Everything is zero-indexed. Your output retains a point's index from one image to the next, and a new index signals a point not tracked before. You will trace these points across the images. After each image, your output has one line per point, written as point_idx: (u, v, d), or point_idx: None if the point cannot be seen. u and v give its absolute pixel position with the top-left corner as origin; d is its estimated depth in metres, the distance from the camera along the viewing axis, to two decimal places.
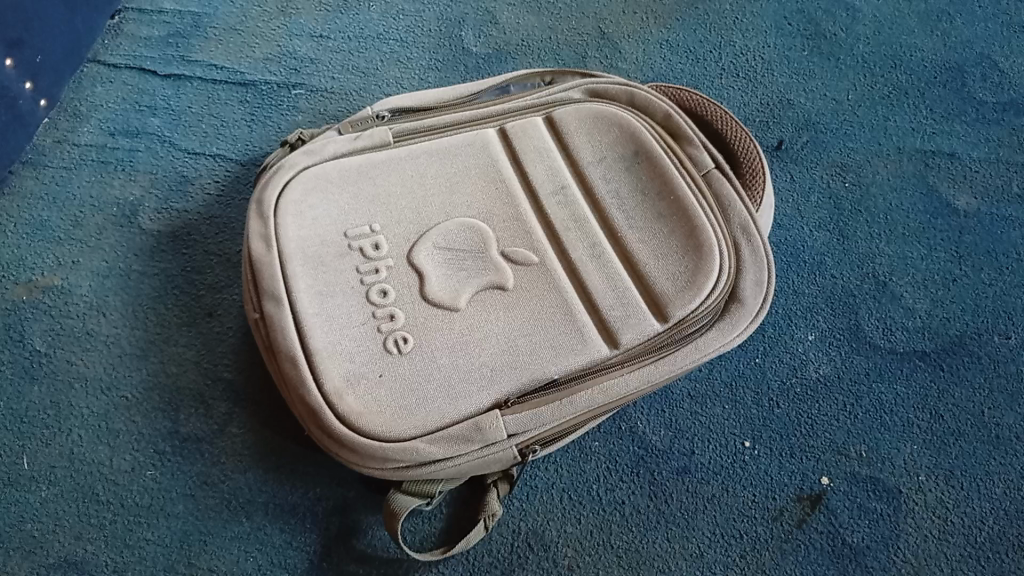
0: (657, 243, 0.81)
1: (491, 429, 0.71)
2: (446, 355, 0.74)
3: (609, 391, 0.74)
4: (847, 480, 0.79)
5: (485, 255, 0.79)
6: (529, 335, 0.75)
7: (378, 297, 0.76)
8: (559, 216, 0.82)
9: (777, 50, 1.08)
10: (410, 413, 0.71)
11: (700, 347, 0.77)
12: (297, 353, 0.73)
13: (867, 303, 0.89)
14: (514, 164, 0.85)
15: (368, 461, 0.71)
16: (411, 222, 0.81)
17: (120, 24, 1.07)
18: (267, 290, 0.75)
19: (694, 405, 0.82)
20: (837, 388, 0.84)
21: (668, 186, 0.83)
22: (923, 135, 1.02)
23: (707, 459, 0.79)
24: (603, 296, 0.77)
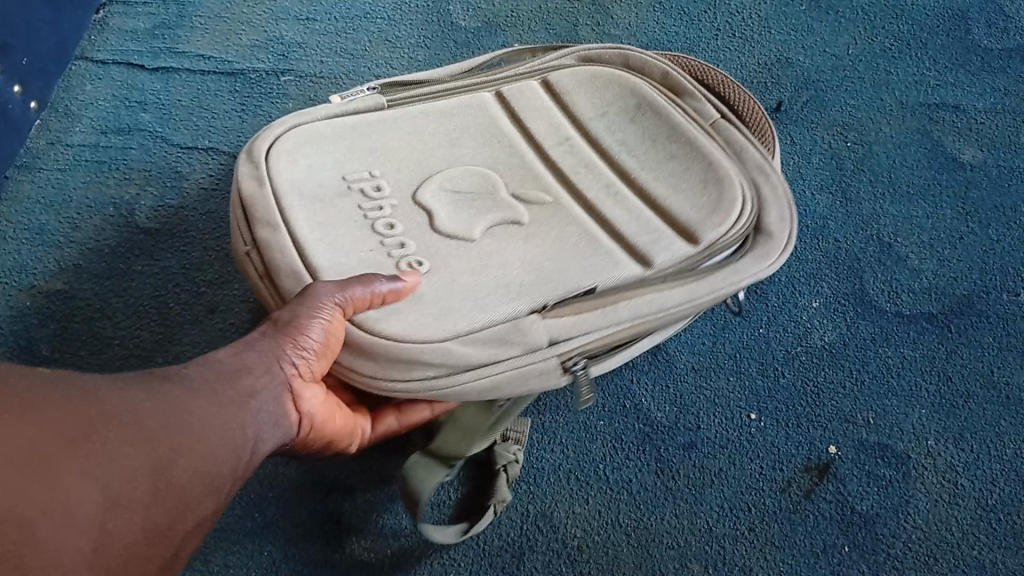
0: (673, 178, 0.76)
1: (535, 331, 0.64)
2: (467, 276, 0.67)
3: (650, 299, 0.67)
4: (855, 448, 0.79)
5: (495, 195, 0.74)
6: (553, 260, 0.69)
7: (384, 228, 0.70)
8: (568, 163, 0.77)
9: (772, 7, 1.07)
10: (439, 324, 0.64)
11: (735, 273, 0.70)
12: (300, 270, 0.65)
13: (872, 266, 0.88)
14: (512, 120, 0.81)
15: (389, 371, 0.62)
16: (411, 169, 0.75)
17: (105, 18, 1.07)
18: (261, 218, 0.68)
19: (697, 379, 0.82)
20: (843, 355, 0.83)
21: (677, 129, 0.80)
22: (927, 88, 0.99)
23: (712, 433, 0.79)
24: (627, 225, 0.72)
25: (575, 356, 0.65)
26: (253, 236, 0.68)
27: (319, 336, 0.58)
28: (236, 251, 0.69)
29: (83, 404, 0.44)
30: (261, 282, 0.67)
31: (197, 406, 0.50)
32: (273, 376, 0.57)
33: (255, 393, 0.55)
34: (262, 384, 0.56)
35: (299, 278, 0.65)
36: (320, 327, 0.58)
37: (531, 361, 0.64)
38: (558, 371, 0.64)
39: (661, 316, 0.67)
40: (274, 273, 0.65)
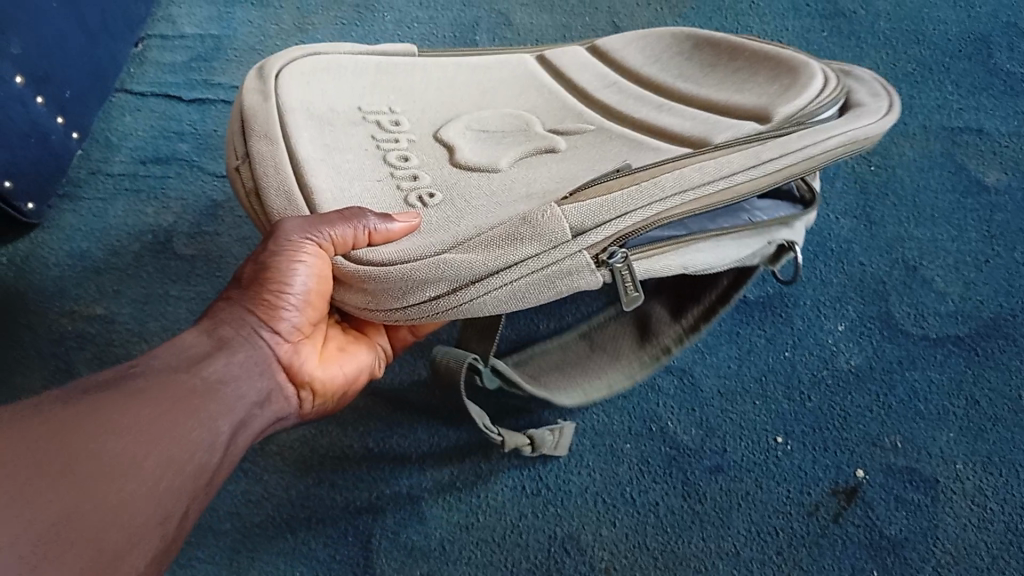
0: (745, 89, 0.73)
1: (547, 224, 0.55)
2: (486, 199, 0.62)
3: (721, 165, 0.60)
4: (883, 472, 0.79)
5: (528, 130, 0.71)
6: (591, 165, 0.64)
7: (397, 160, 0.66)
8: (617, 100, 0.75)
9: (795, 32, 1.08)
10: (431, 233, 0.58)
11: (823, 129, 0.64)
12: (296, 197, 0.61)
13: (897, 289, 0.88)
14: (556, 75, 0.80)
15: (385, 301, 0.57)
16: (436, 111, 0.73)
17: (143, 51, 1.11)
18: (257, 128, 0.66)
19: (723, 403, 0.82)
20: (870, 378, 0.83)
21: (747, 53, 0.77)
22: (950, 111, 1.00)
23: (739, 456, 0.79)
24: (681, 124, 0.70)
25: (611, 245, 0.57)
26: (248, 150, 0.65)
27: (299, 286, 0.58)
28: (230, 165, 0.67)
29: (6, 474, 0.44)
30: (252, 203, 0.63)
31: (146, 419, 0.50)
32: (251, 350, 0.58)
33: (218, 381, 0.55)
34: (232, 360, 0.57)
35: (293, 199, 0.60)
36: (300, 280, 0.57)
37: (557, 263, 0.56)
38: (591, 268, 0.57)
39: (737, 186, 0.61)
40: (264, 195, 0.61)
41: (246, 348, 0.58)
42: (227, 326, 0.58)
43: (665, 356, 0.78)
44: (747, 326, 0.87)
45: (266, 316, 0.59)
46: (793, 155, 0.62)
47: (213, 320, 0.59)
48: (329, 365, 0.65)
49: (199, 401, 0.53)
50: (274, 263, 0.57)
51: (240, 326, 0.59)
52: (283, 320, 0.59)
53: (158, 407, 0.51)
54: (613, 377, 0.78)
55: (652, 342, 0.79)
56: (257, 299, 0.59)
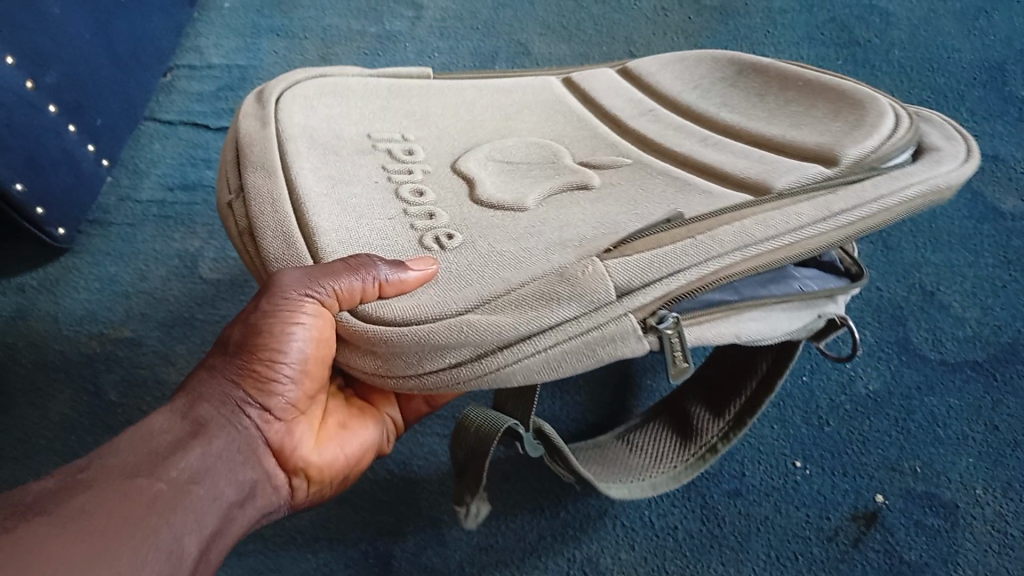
0: (805, 121, 0.69)
1: (585, 283, 0.51)
2: (509, 245, 0.56)
3: (790, 219, 0.55)
4: (902, 497, 0.78)
5: (556, 163, 0.67)
6: (631, 211, 0.60)
7: (411, 194, 0.62)
8: (654, 130, 0.71)
9: (810, 60, 1.10)
10: (453, 289, 0.53)
11: (898, 177, 0.60)
12: (300, 251, 0.56)
13: (915, 314, 0.89)
14: (585, 103, 0.78)
15: (396, 364, 0.51)
16: (453, 138, 0.71)
17: (172, 81, 1.14)
18: (254, 162, 0.63)
19: (741, 427, 0.83)
20: (888, 403, 0.84)
21: (805, 85, 0.73)
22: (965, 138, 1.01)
23: (758, 481, 0.80)
24: (734, 164, 0.64)
25: (659, 308, 0.52)
26: (242, 183, 0.63)
27: (294, 351, 0.53)
28: (223, 198, 0.64)
29: None
30: (246, 243, 0.60)
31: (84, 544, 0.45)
32: (234, 433, 0.54)
33: (185, 483, 0.50)
34: (210, 448, 0.52)
35: (293, 244, 0.57)
36: (296, 345, 0.53)
37: (598, 329, 0.51)
38: (639, 334, 0.52)
39: (808, 239, 0.55)
40: (259, 237, 0.58)
41: (230, 434, 0.53)
42: (207, 403, 0.54)
43: (711, 458, 0.74)
44: None
45: (256, 387, 0.54)
46: (867, 206, 0.58)
47: (190, 395, 0.54)
48: (322, 446, 0.60)
49: (159, 516, 0.47)
50: (271, 323, 0.53)
51: (222, 402, 0.54)
52: (275, 391, 0.55)
53: (104, 528, 0.46)
54: (655, 480, 0.72)
55: (696, 440, 0.75)
56: (247, 367, 0.54)
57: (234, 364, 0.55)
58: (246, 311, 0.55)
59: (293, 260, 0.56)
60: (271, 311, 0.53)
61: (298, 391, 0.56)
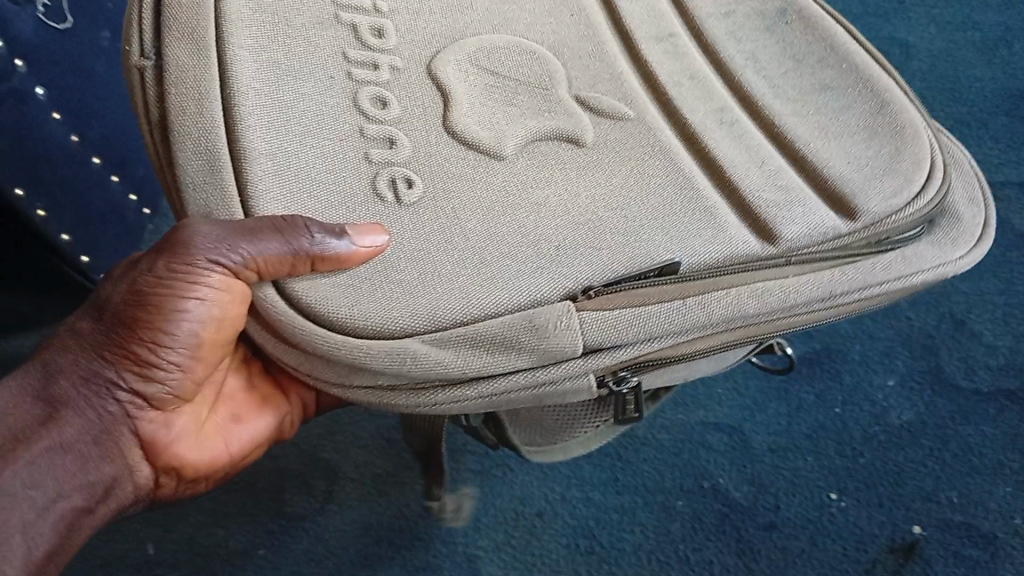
0: (835, 127, 0.55)
1: (555, 339, 0.44)
2: (479, 223, 0.48)
3: (784, 295, 0.47)
4: (940, 528, 0.79)
5: (546, 91, 0.55)
6: (614, 206, 0.50)
7: (373, 107, 0.52)
8: (666, 68, 0.57)
9: None
10: (409, 297, 0.45)
11: (909, 258, 0.51)
12: (228, 195, 0.47)
13: (947, 343, 0.88)
14: (602, 5, 0.61)
15: (323, 369, 0.46)
16: (439, 21, 0.57)
17: None
18: (179, 23, 0.51)
19: (775, 459, 0.82)
20: (923, 433, 0.83)
21: (855, 74, 0.58)
22: (991, 167, 1.02)
23: (793, 513, 0.80)
24: (746, 174, 0.52)
25: (624, 370, 0.47)
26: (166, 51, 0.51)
27: (183, 334, 0.49)
28: (131, 60, 0.51)
29: None
30: (152, 134, 0.50)
31: None
32: (93, 416, 0.50)
33: (19, 485, 0.47)
34: (60, 437, 0.49)
35: (218, 174, 0.47)
36: (186, 325, 0.48)
37: (555, 384, 0.46)
38: (593, 390, 0.47)
39: (790, 317, 0.49)
40: (174, 139, 0.48)
41: (82, 420, 0.50)
42: (66, 379, 0.49)
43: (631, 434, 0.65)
44: (796, 383, 0.87)
45: (132, 369, 0.50)
46: (868, 290, 0.49)
47: (44, 366, 0.49)
48: (204, 444, 0.58)
49: None
50: (163, 294, 0.47)
51: (85, 379, 0.49)
52: (155, 377, 0.50)
53: None
54: (569, 446, 0.63)
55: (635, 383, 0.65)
56: (124, 344, 0.49)
57: (106, 335, 0.49)
58: (132, 271, 0.48)
59: (213, 199, 0.47)
60: (169, 277, 0.47)
61: (182, 378, 0.52)
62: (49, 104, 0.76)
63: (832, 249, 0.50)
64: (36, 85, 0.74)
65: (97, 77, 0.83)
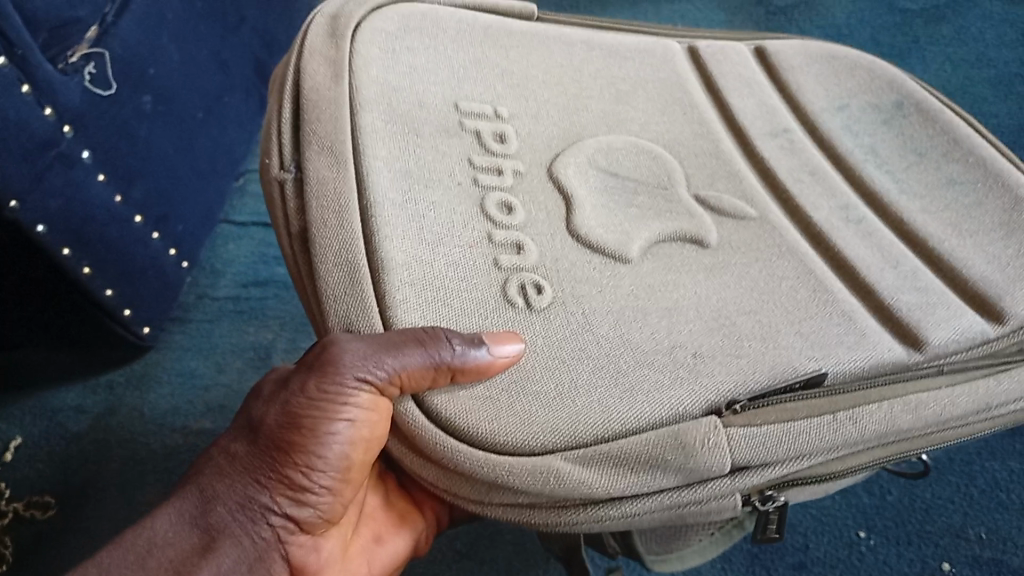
0: (967, 226, 0.56)
1: (701, 457, 0.43)
2: (610, 328, 0.47)
3: (942, 411, 0.47)
4: (969, 565, 0.79)
5: (667, 192, 0.57)
6: (753, 312, 0.50)
7: (499, 213, 0.52)
8: (785, 164, 0.60)
9: None
10: (547, 409, 0.44)
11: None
12: (368, 304, 0.46)
13: None
14: (712, 102, 0.64)
15: (464, 486, 0.44)
16: (555, 123, 0.59)
17: None
18: (318, 137, 0.51)
19: (803, 498, 0.83)
20: (950, 470, 0.84)
21: (980, 170, 0.60)
22: None
23: (822, 553, 0.80)
24: (882, 276, 0.53)
25: (768, 489, 0.47)
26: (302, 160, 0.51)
27: (336, 456, 0.45)
28: (269, 167, 0.51)
29: None
30: (292, 246, 0.50)
31: None
32: (247, 545, 0.46)
33: None
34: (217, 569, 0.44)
35: (358, 285, 0.46)
36: (338, 448, 0.45)
37: (699, 502, 0.45)
38: (737, 508, 0.47)
39: (942, 429, 0.49)
40: (314, 252, 0.47)
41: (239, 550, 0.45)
42: (221, 506, 0.45)
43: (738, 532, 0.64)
44: None
45: (287, 495, 0.46)
46: (1017, 399, 0.50)
47: (201, 492, 0.45)
48: (346, 563, 0.55)
49: None
50: (314, 416, 0.44)
51: (240, 504, 0.45)
52: (309, 501, 0.47)
53: None
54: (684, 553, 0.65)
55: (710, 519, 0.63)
56: (278, 469, 0.45)
57: (262, 461, 0.45)
58: (282, 391, 0.45)
59: (353, 306, 0.46)
60: (320, 397, 0.44)
61: (334, 499, 0.48)
62: (95, 166, 0.75)
63: (978, 356, 0.50)
64: (84, 149, 0.73)
65: (140, 141, 0.81)
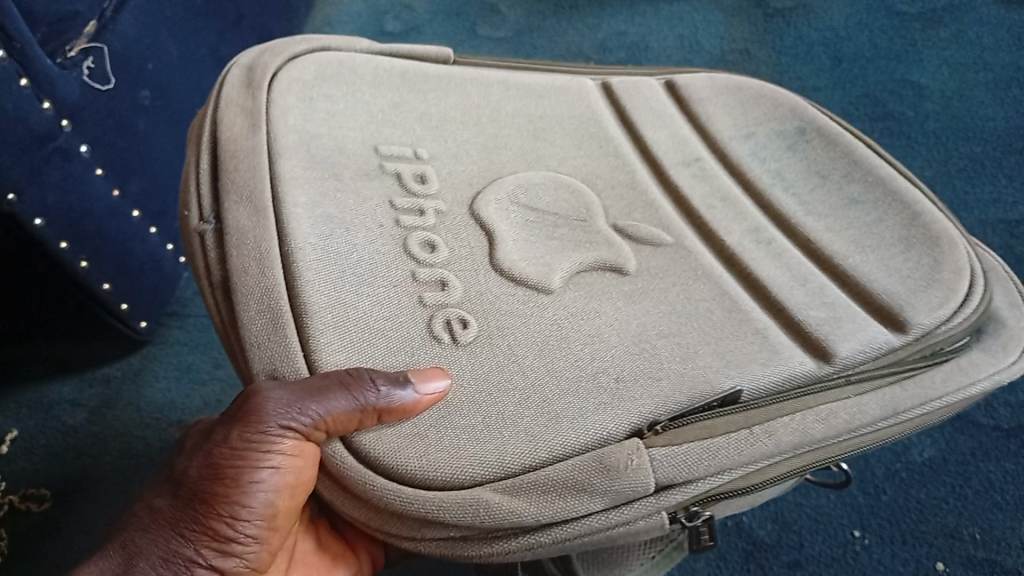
0: (871, 242, 0.57)
1: (628, 478, 0.43)
2: (535, 359, 0.47)
3: (851, 418, 0.47)
4: (963, 565, 0.79)
5: (586, 223, 0.57)
6: (672, 334, 0.50)
7: (422, 252, 0.51)
8: (697, 192, 0.60)
9: None
10: (476, 443, 0.44)
11: (966, 368, 0.51)
12: (294, 351, 0.46)
13: None
14: (625, 131, 0.64)
15: (397, 524, 0.44)
16: (477, 162, 0.58)
17: None
18: (236, 186, 0.51)
19: (798, 497, 0.83)
20: (945, 471, 0.85)
21: (881, 187, 0.60)
22: (1006, 204, 1.03)
23: (817, 551, 0.80)
24: (791, 295, 0.53)
25: (694, 505, 0.46)
26: (222, 211, 0.50)
27: (259, 504, 0.46)
28: (187, 222, 0.51)
29: None
30: (214, 297, 0.49)
31: None
32: None
33: None
34: None
35: (282, 332, 0.46)
36: (261, 495, 0.45)
37: (626, 524, 0.44)
38: (664, 526, 0.45)
39: (857, 437, 0.48)
40: (239, 301, 0.47)
41: None
42: (144, 561, 0.45)
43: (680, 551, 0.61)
44: None
45: (211, 546, 0.46)
46: (928, 405, 0.49)
47: (124, 548, 0.45)
48: None
49: None
50: (237, 466, 0.45)
51: (165, 558, 0.46)
52: (235, 551, 0.47)
53: None
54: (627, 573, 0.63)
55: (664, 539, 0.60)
56: (202, 520, 0.45)
57: (187, 513, 0.46)
58: (204, 443, 0.46)
59: (279, 353, 0.46)
60: (243, 447, 0.44)
61: (259, 549, 0.48)
62: (93, 160, 0.74)
63: (886, 363, 0.50)
64: (83, 144, 0.73)
65: (138, 135, 0.80)
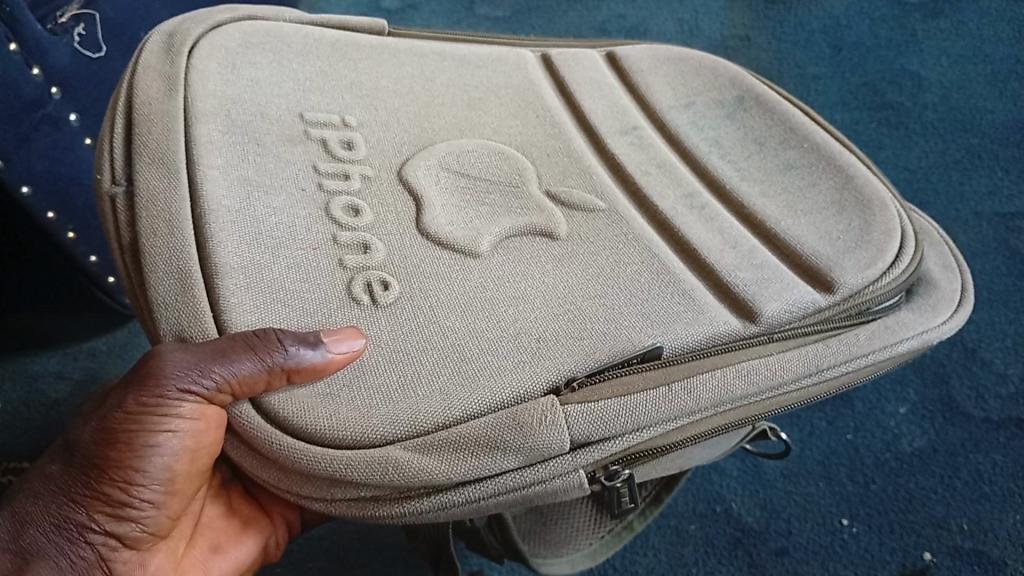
0: (804, 205, 0.58)
1: (539, 436, 0.43)
2: (456, 316, 0.48)
3: (771, 372, 0.48)
4: (950, 555, 0.79)
5: (517, 189, 0.57)
6: (598, 298, 0.50)
7: (344, 216, 0.52)
8: (632, 159, 0.60)
9: (845, 123, 1.11)
10: (387, 404, 0.44)
11: (892, 327, 0.53)
12: (201, 310, 0.45)
13: (958, 371, 0.90)
14: (563, 101, 0.64)
15: (305, 485, 0.43)
16: (406, 130, 0.58)
17: None
18: (149, 149, 0.50)
19: (787, 484, 0.84)
20: (934, 462, 0.85)
21: (816, 152, 0.62)
22: (1002, 197, 1.03)
23: (804, 539, 0.81)
24: (721, 256, 0.53)
25: (614, 464, 0.46)
26: (133, 175, 0.50)
27: (155, 469, 0.45)
28: (101, 186, 0.50)
29: None
30: (124, 259, 0.49)
31: None
32: (66, 565, 0.46)
33: None
34: None
35: (190, 294, 0.46)
36: (157, 460, 0.45)
37: (543, 482, 0.44)
38: (585, 486, 0.45)
39: (781, 395, 0.49)
40: (144, 262, 0.47)
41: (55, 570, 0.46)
42: (35, 528, 0.46)
43: (628, 533, 0.71)
44: (809, 411, 0.89)
45: (104, 511, 0.46)
46: (853, 362, 0.51)
47: (14, 516, 0.46)
48: None
49: None
50: (131, 431, 0.44)
51: (56, 525, 0.46)
52: (129, 516, 0.46)
53: None
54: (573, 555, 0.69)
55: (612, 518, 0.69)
56: (93, 486, 0.45)
57: (76, 479, 0.45)
58: (100, 409, 0.45)
59: (187, 314, 0.45)
60: (137, 412, 0.44)
61: (158, 513, 0.47)
62: (82, 130, 0.74)
63: (812, 323, 0.51)
64: (72, 112, 0.73)
65: None
